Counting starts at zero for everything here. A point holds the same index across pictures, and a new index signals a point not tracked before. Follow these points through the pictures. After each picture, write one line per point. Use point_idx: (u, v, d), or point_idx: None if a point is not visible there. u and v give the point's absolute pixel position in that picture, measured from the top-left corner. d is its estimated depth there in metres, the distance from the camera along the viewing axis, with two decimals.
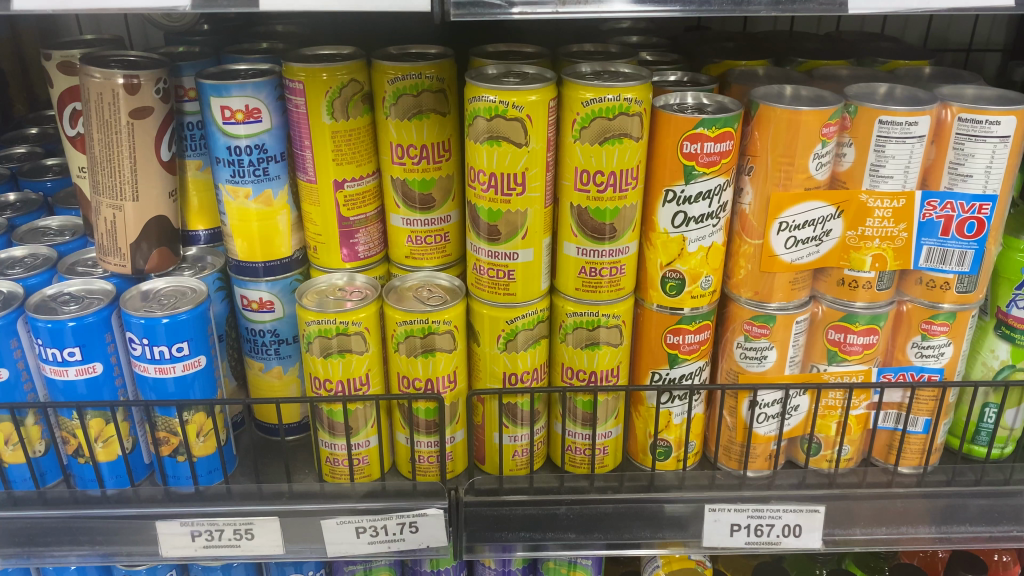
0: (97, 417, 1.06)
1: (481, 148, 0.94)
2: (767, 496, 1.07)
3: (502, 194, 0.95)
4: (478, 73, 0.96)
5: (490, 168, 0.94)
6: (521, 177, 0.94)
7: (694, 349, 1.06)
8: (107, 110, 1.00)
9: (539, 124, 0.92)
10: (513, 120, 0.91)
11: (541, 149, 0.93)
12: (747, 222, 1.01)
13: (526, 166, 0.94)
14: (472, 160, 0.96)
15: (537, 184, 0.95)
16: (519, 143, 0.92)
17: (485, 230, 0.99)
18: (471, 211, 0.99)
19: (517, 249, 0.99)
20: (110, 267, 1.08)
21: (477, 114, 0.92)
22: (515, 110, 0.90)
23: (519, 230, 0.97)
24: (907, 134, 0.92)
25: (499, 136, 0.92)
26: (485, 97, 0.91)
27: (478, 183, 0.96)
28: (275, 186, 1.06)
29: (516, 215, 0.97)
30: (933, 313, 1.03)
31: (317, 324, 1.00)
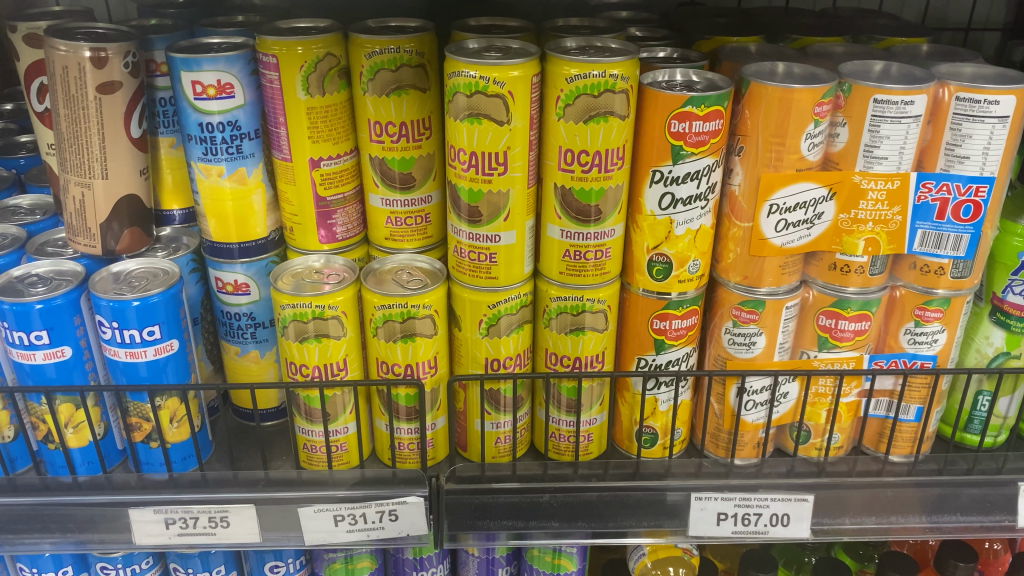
0: (67, 402, 1.02)
1: (461, 126, 0.90)
2: (755, 485, 1.05)
3: (483, 173, 0.92)
4: (459, 47, 0.92)
5: (471, 147, 0.91)
6: (502, 156, 0.91)
7: (681, 335, 1.03)
8: (73, 84, 0.96)
9: (523, 101, 0.89)
10: (494, 97, 0.87)
11: (523, 127, 0.90)
12: (737, 205, 0.97)
13: (508, 145, 0.90)
14: (451, 138, 0.92)
15: (519, 163, 0.92)
16: (500, 122, 0.89)
17: (466, 212, 0.95)
18: (452, 192, 0.96)
19: (499, 231, 0.95)
20: (80, 248, 1.05)
21: (457, 90, 0.88)
22: (495, 86, 0.87)
23: (501, 212, 0.94)
24: (902, 114, 0.89)
25: (480, 113, 0.88)
26: (465, 72, 0.87)
27: (458, 162, 0.93)
28: (249, 164, 1.03)
29: (498, 197, 0.93)
30: (927, 299, 1.00)
31: (292, 307, 0.96)
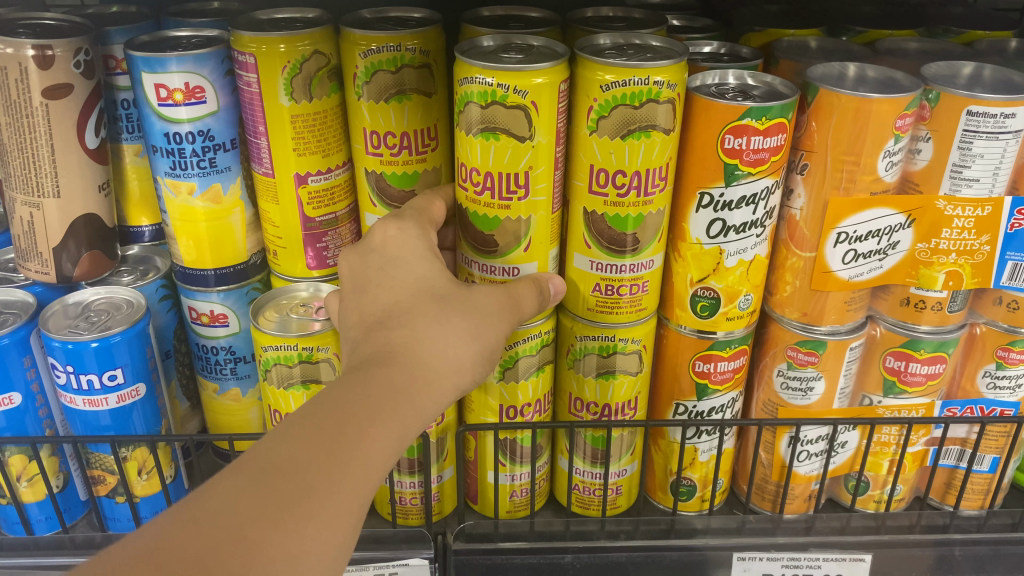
0: (19, 453, 0.89)
1: (474, 141, 0.75)
2: (805, 543, 0.91)
3: (500, 198, 0.77)
4: (472, 46, 0.77)
5: (485, 166, 0.76)
6: (523, 177, 0.76)
7: (726, 379, 0.89)
8: (14, 88, 0.81)
9: (549, 113, 0.74)
10: (515, 109, 0.73)
11: (548, 143, 0.75)
12: (797, 231, 0.83)
13: (530, 165, 0.76)
14: (462, 155, 0.77)
15: (543, 185, 0.77)
16: (523, 139, 0.74)
17: (478, 240, 0.80)
18: (462, 218, 0.81)
19: (518, 262, 0.81)
20: (31, 275, 0.91)
21: (469, 98, 0.74)
22: (516, 96, 0.72)
23: (520, 241, 0.80)
24: (1000, 129, 0.75)
25: (497, 127, 0.74)
26: (480, 78, 0.72)
27: (469, 183, 0.78)
28: (225, 180, 0.88)
29: (517, 224, 0.79)
30: (1011, 339, 0.87)
31: (274, 349, 0.83)
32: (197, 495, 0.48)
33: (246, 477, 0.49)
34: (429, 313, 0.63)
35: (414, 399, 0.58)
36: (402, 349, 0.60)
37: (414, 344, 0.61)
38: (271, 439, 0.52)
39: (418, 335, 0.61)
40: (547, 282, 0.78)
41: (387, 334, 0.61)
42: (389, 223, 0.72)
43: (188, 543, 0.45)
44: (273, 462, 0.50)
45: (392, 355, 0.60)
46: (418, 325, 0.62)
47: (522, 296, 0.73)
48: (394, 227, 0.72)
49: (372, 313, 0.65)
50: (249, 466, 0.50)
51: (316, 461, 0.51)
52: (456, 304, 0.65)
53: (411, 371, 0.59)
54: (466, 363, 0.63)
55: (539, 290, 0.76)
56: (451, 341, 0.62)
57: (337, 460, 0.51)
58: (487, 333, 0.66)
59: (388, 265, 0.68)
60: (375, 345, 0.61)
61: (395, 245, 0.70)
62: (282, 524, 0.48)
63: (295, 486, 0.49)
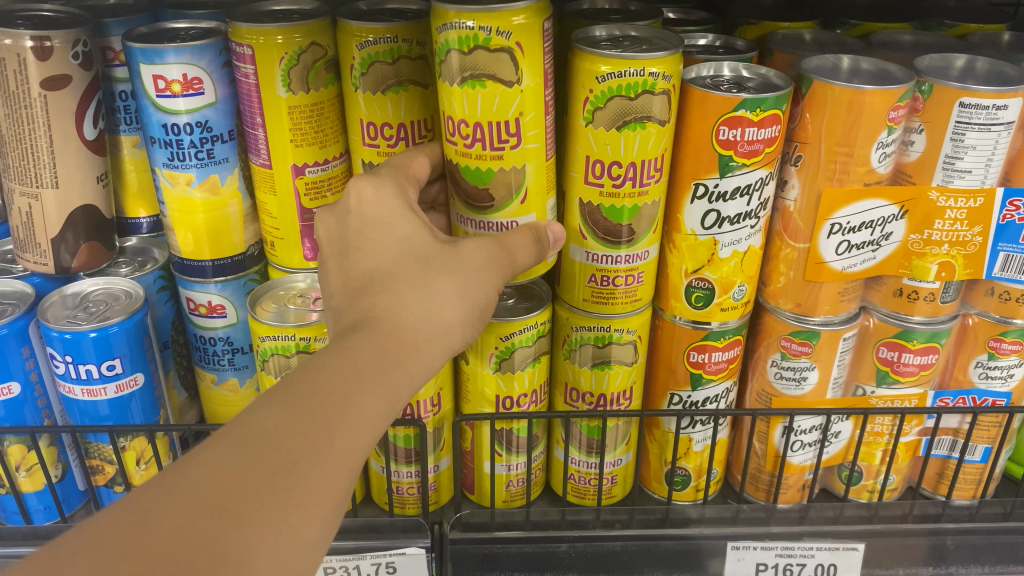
0: (18, 442, 0.89)
1: (458, 92, 0.72)
2: (799, 532, 0.92)
3: (491, 149, 0.74)
4: None
5: (473, 116, 0.73)
6: (514, 125, 0.73)
7: (720, 369, 0.90)
8: (13, 79, 0.82)
9: (534, 55, 0.72)
10: (498, 52, 0.70)
11: (536, 87, 0.73)
12: (791, 222, 0.84)
13: (520, 111, 0.73)
14: (447, 108, 0.74)
15: (534, 132, 0.75)
16: (508, 84, 0.71)
17: (472, 197, 0.77)
18: (454, 173, 0.77)
19: (514, 218, 0.77)
20: (30, 265, 0.91)
21: (449, 47, 0.71)
22: (499, 38, 0.69)
23: (516, 195, 0.76)
24: (992, 120, 0.75)
25: (482, 73, 0.71)
26: (459, 23, 0.69)
27: (457, 137, 0.75)
28: (223, 170, 0.89)
29: (511, 175, 0.75)
30: (1003, 329, 0.87)
31: (272, 339, 0.84)
32: (180, 464, 0.48)
33: (229, 447, 0.48)
34: (413, 276, 0.61)
35: (399, 366, 0.57)
36: (387, 315, 0.59)
37: (399, 308, 0.60)
38: (254, 409, 0.51)
39: (402, 300, 0.60)
40: (546, 229, 0.76)
41: (371, 301, 0.60)
42: (362, 182, 0.67)
43: (170, 516, 0.44)
44: (256, 434, 0.49)
45: (378, 321, 0.59)
46: (401, 290, 0.60)
47: (514, 251, 0.70)
48: (369, 184, 0.67)
49: (353, 277, 0.62)
50: (231, 436, 0.49)
51: (301, 430, 0.50)
52: (443, 264, 0.63)
53: (396, 337, 0.58)
54: (454, 324, 0.62)
55: (532, 239, 0.73)
56: (437, 303, 0.61)
57: (323, 431, 0.51)
58: (477, 293, 0.65)
59: (367, 225, 0.65)
60: (359, 311, 0.59)
61: (371, 204, 0.66)
62: (267, 495, 0.47)
63: (279, 457, 0.49)
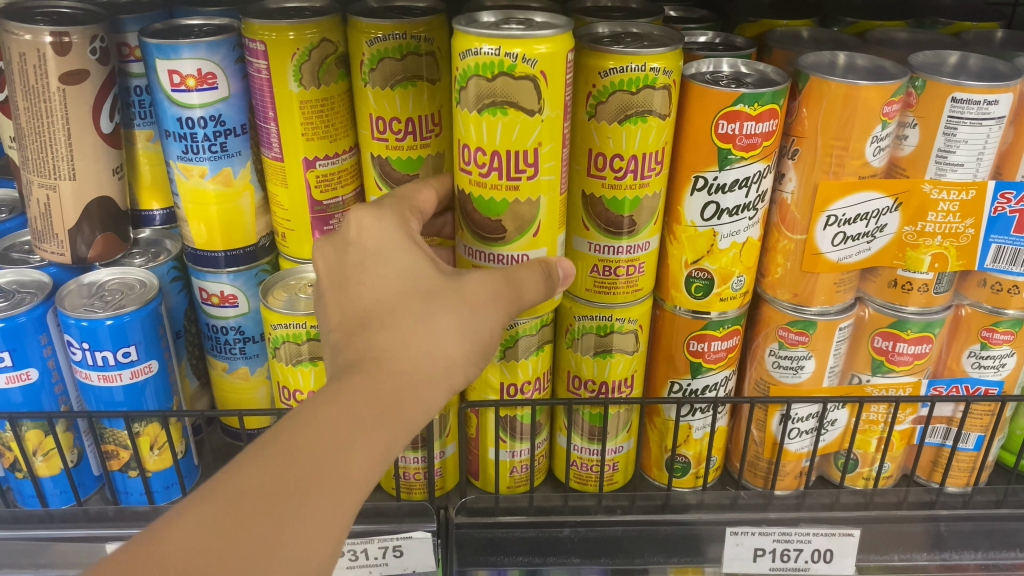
0: (35, 428, 0.92)
1: (479, 119, 0.73)
2: (796, 518, 0.95)
3: (509, 179, 0.75)
4: (472, 19, 0.75)
5: (492, 145, 0.74)
6: (532, 156, 0.74)
7: (719, 358, 0.92)
8: (32, 73, 0.84)
9: (555, 84, 0.72)
10: (523, 80, 0.71)
11: (556, 117, 0.74)
12: (788, 214, 0.86)
13: (539, 141, 0.74)
14: (465, 136, 0.75)
15: (550, 164, 0.76)
16: (530, 113, 0.72)
17: (485, 228, 0.78)
18: (465, 207, 0.78)
19: (526, 250, 0.79)
20: (47, 255, 0.94)
21: (471, 74, 0.71)
22: (524, 65, 0.70)
23: (529, 225, 0.78)
24: (984, 115, 0.78)
25: (505, 101, 0.71)
26: (481, 50, 0.70)
27: (474, 166, 0.75)
28: (236, 163, 0.91)
29: (525, 206, 0.77)
30: (995, 319, 0.90)
31: (283, 327, 0.86)
32: (169, 523, 0.51)
33: (217, 506, 0.51)
34: (413, 313, 0.62)
35: (397, 409, 0.58)
36: (386, 354, 0.60)
37: (398, 346, 0.60)
38: (244, 462, 0.53)
39: (401, 337, 0.60)
40: (553, 267, 0.76)
41: (369, 339, 0.60)
42: (364, 214, 0.67)
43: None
44: (242, 495, 0.51)
45: (375, 361, 0.59)
46: (402, 326, 0.61)
47: (516, 282, 0.71)
48: (370, 215, 0.68)
49: (353, 309, 0.63)
50: (216, 496, 0.51)
51: (287, 490, 0.52)
52: (443, 300, 0.63)
53: (394, 378, 0.59)
54: (456, 361, 0.63)
55: (535, 270, 0.74)
56: (437, 342, 0.62)
57: (310, 488, 0.52)
58: (479, 329, 0.65)
59: (367, 257, 0.65)
60: (358, 349, 0.60)
61: (371, 236, 0.66)
62: (250, 560, 0.50)
63: (263, 520, 0.51)
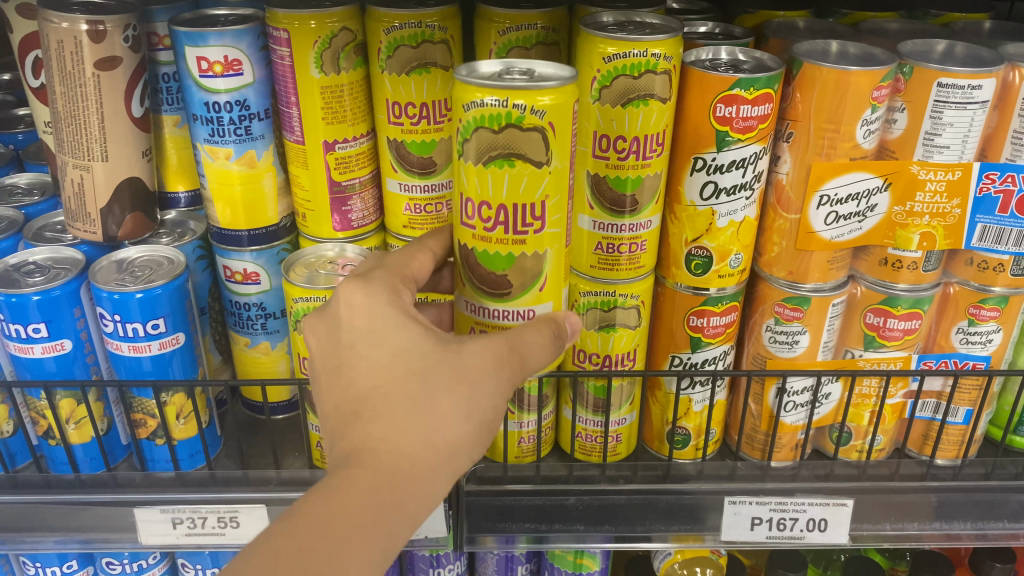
0: (68, 396, 0.97)
1: (482, 171, 0.71)
2: (791, 489, 0.99)
3: (514, 232, 0.73)
4: (472, 67, 0.73)
5: (497, 198, 0.71)
6: (539, 208, 0.72)
7: (718, 333, 0.97)
8: (69, 60, 0.89)
9: (562, 135, 0.70)
10: (531, 131, 0.68)
11: (562, 168, 0.72)
12: (784, 194, 0.90)
13: (546, 193, 0.72)
14: (467, 188, 0.72)
15: (557, 216, 0.74)
16: (538, 165, 0.70)
17: (491, 283, 0.75)
18: (468, 260, 0.76)
19: (532, 304, 0.77)
20: (79, 234, 0.99)
21: (474, 125, 0.69)
22: (533, 116, 0.68)
23: (537, 280, 0.76)
24: (968, 99, 0.82)
25: (510, 153, 0.69)
26: (483, 101, 0.68)
27: (478, 218, 0.73)
28: (259, 146, 0.96)
29: (532, 261, 0.75)
30: (982, 297, 0.94)
31: (304, 301, 0.91)
32: None
33: None
34: (410, 403, 0.63)
35: (396, 503, 0.62)
36: (380, 448, 0.62)
37: (394, 441, 0.62)
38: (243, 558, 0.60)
39: (396, 429, 0.62)
40: (563, 322, 0.75)
41: (365, 433, 0.63)
42: (353, 289, 0.67)
43: None
44: None
45: (372, 456, 0.62)
46: (398, 420, 0.62)
47: (522, 350, 0.69)
48: (359, 289, 0.67)
49: (348, 394, 0.64)
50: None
51: None
52: (441, 384, 0.63)
53: (391, 473, 0.62)
54: (459, 446, 0.65)
55: (544, 333, 0.71)
56: (436, 432, 0.63)
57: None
58: (483, 408, 0.66)
59: (359, 339, 0.65)
60: (352, 441, 0.63)
61: (362, 314, 0.66)
62: None
63: None
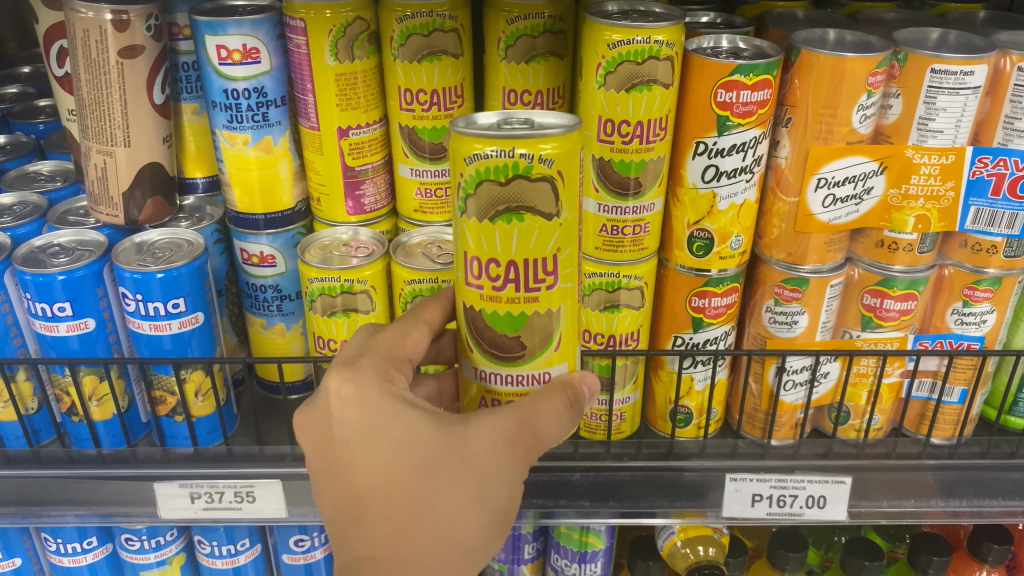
0: (91, 373, 1.00)
1: (489, 227, 0.65)
2: (791, 466, 1.01)
3: (526, 289, 0.67)
4: (469, 120, 0.67)
5: (507, 255, 0.66)
6: (551, 263, 0.67)
7: (719, 314, 1.00)
8: (94, 49, 0.93)
9: (571, 183, 0.65)
10: (540, 181, 0.63)
11: (573, 219, 0.67)
12: (783, 178, 0.93)
13: (558, 246, 0.67)
14: (472, 246, 0.67)
15: (570, 269, 0.69)
16: (551, 217, 0.65)
17: (503, 346, 0.70)
18: (476, 324, 0.70)
19: (546, 366, 0.72)
20: (102, 217, 1.02)
21: (478, 177, 0.63)
22: (542, 166, 0.63)
23: (551, 339, 0.71)
24: (961, 85, 0.85)
25: (518, 206, 0.64)
26: (487, 151, 0.62)
27: (485, 276, 0.67)
28: (275, 132, 1.00)
29: (545, 319, 0.69)
30: (977, 278, 0.97)
31: (319, 281, 0.95)
32: None
33: None
34: (410, 505, 0.66)
35: None
36: (384, 550, 0.68)
37: (398, 541, 0.68)
38: None
39: (399, 531, 0.67)
40: (579, 385, 0.71)
41: (370, 534, 0.68)
42: (341, 381, 0.69)
43: None
44: None
45: (380, 558, 0.68)
46: (400, 524, 0.67)
47: (535, 425, 0.68)
48: (347, 381, 0.69)
49: (347, 493, 0.68)
50: None
51: None
52: (441, 481, 0.66)
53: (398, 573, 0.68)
54: (469, 532, 0.68)
55: (561, 402, 0.69)
56: (439, 528, 0.67)
57: None
58: (493, 493, 0.68)
59: (353, 435, 0.67)
60: (359, 541, 0.69)
61: (352, 409, 0.68)
62: None
63: None
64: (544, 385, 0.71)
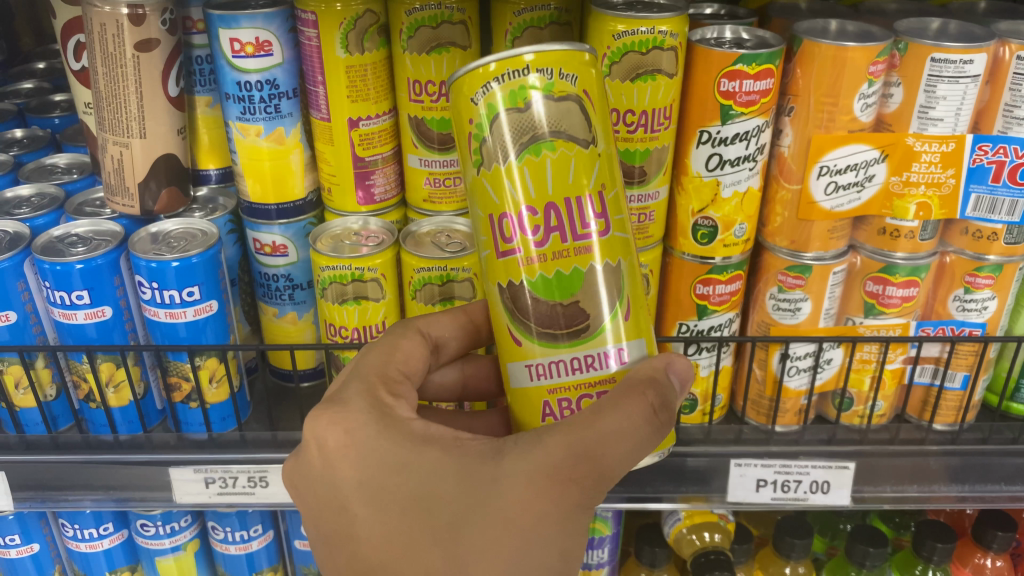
0: (108, 360, 1.03)
1: (518, 167, 0.64)
2: (795, 452, 1.03)
3: (576, 235, 0.65)
4: None
5: (543, 195, 0.65)
6: (596, 200, 0.66)
7: (724, 301, 1.02)
8: (111, 42, 0.95)
9: (594, 107, 0.67)
10: (564, 100, 0.64)
11: (605, 150, 0.67)
12: (786, 166, 0.95)
13: (599, 178, 0.66)
14: (505, 200, 0.65)
15: (616, 208, 0.68)
16: (582, 142, 0.65)
17: (562, 318, 0.67)
18: (522, 305, 0.67)
19: (618, 341, 0.68)
20: (118, 208, 1.05)
21: (495, 110, 0.64)
22: (562, 82, 0.64)
23: (616, 301, 0.68)
24: (961, 74, 0.86)
25: (546, 134, 0.64)
26: (496, 82, 0.64)
27: (525, 230, 0.65)
28: (287, 124, 1.02)
29: (602, 273, 0.67)
30: (978, 265, 0.98)
31: (331, 269, 0.97)
32: None
33: None
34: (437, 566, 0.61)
35: None
36: None
37: None
38: None
39: None
40: (666, 389, 0.65)
41: None
42: (330, 429, 0.65)
43: None
44: None
45: None
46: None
47: (596, 451, 0.60)
48: (339, 427, 0.65)
49: (363, 560, 0.64)
50: None
51: None
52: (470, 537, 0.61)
53: None
54: None
55: (630, 416, 0.61)
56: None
57: None
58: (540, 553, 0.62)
59: (356, 490, 0.63)
60: None
61: (350, 459, 0.64)
62: None
63: None
64: (622, 387, 0.64)
